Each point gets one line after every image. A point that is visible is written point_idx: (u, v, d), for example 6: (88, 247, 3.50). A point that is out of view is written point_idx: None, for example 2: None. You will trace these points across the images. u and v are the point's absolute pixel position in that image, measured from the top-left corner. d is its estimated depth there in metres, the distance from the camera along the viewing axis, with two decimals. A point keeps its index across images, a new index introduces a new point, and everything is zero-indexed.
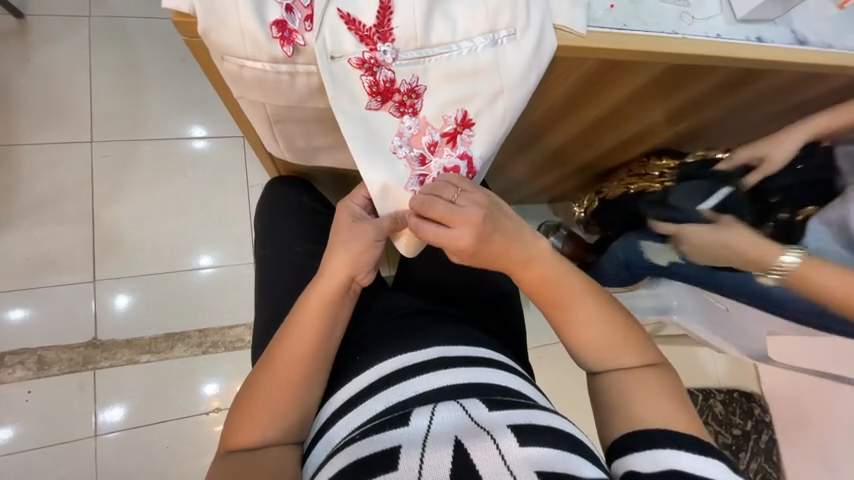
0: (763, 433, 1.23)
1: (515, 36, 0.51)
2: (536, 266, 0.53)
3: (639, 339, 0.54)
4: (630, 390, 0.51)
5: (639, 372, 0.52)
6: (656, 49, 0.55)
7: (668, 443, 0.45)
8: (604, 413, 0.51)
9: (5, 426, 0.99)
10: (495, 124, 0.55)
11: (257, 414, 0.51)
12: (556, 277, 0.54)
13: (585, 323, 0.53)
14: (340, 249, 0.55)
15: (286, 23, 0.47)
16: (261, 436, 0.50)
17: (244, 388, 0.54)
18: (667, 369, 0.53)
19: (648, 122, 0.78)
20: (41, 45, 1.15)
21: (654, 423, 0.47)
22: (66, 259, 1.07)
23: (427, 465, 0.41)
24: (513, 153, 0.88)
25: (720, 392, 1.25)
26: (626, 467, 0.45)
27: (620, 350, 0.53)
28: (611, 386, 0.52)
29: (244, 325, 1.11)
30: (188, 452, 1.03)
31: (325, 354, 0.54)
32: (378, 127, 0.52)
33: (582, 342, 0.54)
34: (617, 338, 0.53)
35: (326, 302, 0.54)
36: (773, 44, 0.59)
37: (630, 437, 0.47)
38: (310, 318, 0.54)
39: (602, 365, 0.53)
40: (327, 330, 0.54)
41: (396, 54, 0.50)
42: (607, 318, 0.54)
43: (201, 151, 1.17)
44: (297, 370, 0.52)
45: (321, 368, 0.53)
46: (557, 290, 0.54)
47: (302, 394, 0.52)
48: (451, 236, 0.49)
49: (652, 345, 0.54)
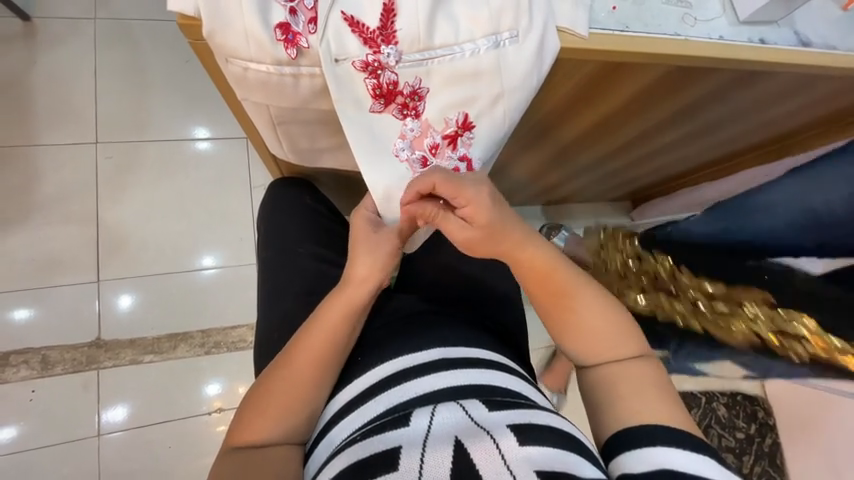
0: (767, 436, 1.21)
1: (518, 38, 0.51)
2: (536, 251, 0.53)
3: (629, 330, 0.54)
4: (622, 385, 0.51)
5: (630, 364, 0.52)
6: (656, 51, 0.55)
7: (659, 441, 0.45)
8: (596, 411, 0.51)
9: (9, 425, 0.99)
10: (496, 125, 0.55)
11: (269, 411, 0.51)
12: (552, 264, 0.54)
13: (581, 311, 0.54)
14: (362, 257, 0.56)
15: (290, 26, 0.47)
16: (266, 434, 0.50)
17: (254, 387, 0.54)
18: (652, 361, 0.53)
19: (652, 122, 0.78)
20: (47, 46, 1.15)
21: (647, 420, 0.47)
22: (70, 259, 1.08)
23: (427, 465, 0.41)
24: (516, 156, 0.88)
25: (723, 396, 1.27)
26: (619, 468, 0.45)
27: (609, 342, 0.53)
28: (601, 381, 0.52)
29: (246, 325, 1.12)
30: (190, 452, 1.03)
31: (340, 357, 0.54)
32: (380, 130, 0.53)
33: (574, 335, 0.54)
34: (609, 326, 0.53)
35: (351, 310, 0.55)
36: (775, 45, 0.59)
37: (623, 437, 0.47)
38: (329, 324, 0.54)
39: (598, 357, 0.53)
40: (345, 335, 0.55)
41: (400, 57, 0.50)
42: (598, 305, 0.54)
43: (205, 152, 1.18)
44: (303, 372, 0.52)
45: (334, 369, 0.54)
46: (555, 278, 0.54)
47: (312, 394, 0.52)
48: (472, 190, 0.48)
49: (641, 337, 0.54)
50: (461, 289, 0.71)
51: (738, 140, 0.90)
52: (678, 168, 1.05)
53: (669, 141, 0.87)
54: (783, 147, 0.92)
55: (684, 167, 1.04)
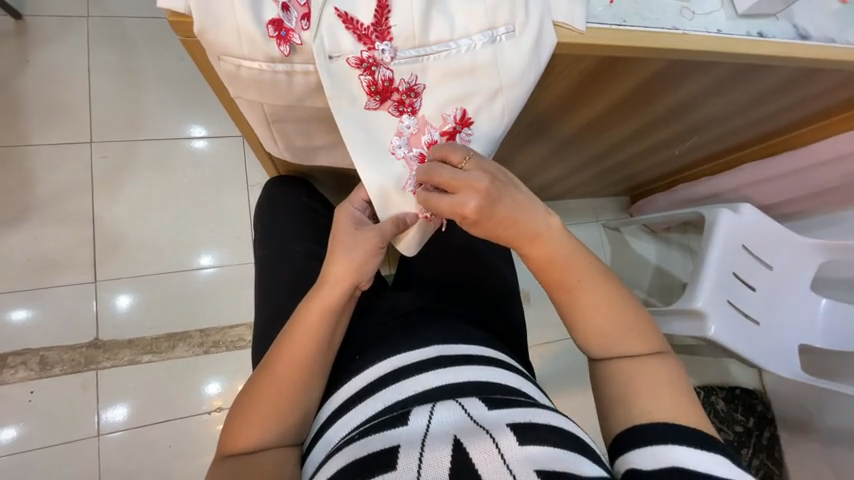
0: (765, 430, 1.25)
1: (515, 32, 0.51)
2: (544, 242, 0.52)
3: (641, 322, 0.53)
4: (638, 380, 0.50)
5: (643, 361, 0.51)
6: (655, 44, 0.54)
7: (667, 439, 0.45)
8: (604, 406, 0.51)
9: (8, 426, 0.99)
10: (493, 122, 0.54)
11: (256, 416, 0.50)
12: (562, 256, 0.52)
13: (592, 304, 0.53)
14: (341, 254, 0.54)
15: (283, 22, 0.46)
16: (260, 438, 0.50)
17: (241, 392, 0.53)
18: (670, 357, 0.52)
19: (653, 115, 0.77)
20: (39, 46, 1.14)
21: (657, 419, 0.47)
22: (66, 259, 1.07)
23: (426, 464, 0.41)
24: (512, 155, 0.88)
25: (720, 390, 1.28)
26: (627, 464, 0.45)
27: (622, 337, 0.52)
28: (615, 376, 0.51)
29: (245, 324, 1.11)
30: (191, 450, 1.03)
31: (323, 357, 0.54)
32: (377, 126, 0.52)
33: (587, 323, 0.53)
34: (618, 318, 0.53)
35: (327, 309, 0.54)
36: (774, 38, 0.59)
37: (628, 436, 0.47)
38: (312, 323, 0.53)
39: (609, 353, 0.52)
40: (327, 333, 0.54)
41: (395, 53, 0.50)
42: (609, 298, 0.53)
43: (201, 151, 1.17)
44: (295, 373, 0.52)
45: (319, 370, 0.53)
46: (564, 269, 0.52)
47: (300, 396, 0.52)
48: (455, 202, 0.47)
49: (659, 334, 0.53)
50: (460, 287, 0.71)
51: (739, 133, 0.89)
52: (678, 163, 1.04)
53: (667, 136, 0.87)
54: (782, 141, 0.91)
55: (683, 162, 1.04)
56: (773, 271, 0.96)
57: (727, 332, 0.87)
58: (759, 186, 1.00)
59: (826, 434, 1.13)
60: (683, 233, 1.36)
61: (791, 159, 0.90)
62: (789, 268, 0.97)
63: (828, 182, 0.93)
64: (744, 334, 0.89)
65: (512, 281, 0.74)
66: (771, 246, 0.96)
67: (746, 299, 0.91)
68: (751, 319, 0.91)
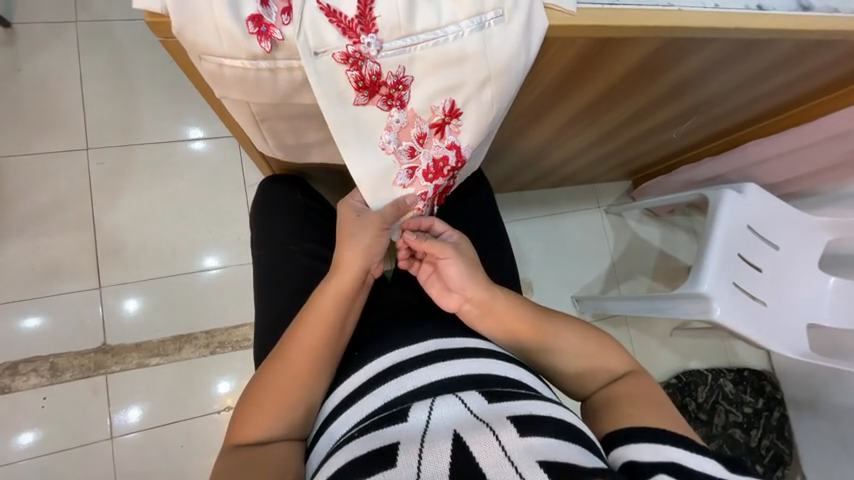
0: (774, 410, 1.23)
1: (503, 17, 0.49)
2: (500, 305, 0.58)
3: (609, 344, 0.58)
4: (630, 400, 0.52)
5: (627, 383, 0.55)
6: (649, 24, 0.53)
7: (685, 444, 0.46)
8: (601, 418, 0.52)
9: (26, 431, 1.00)
10: (484, 109, 0.54)
11: (267, 405, 0.51)
12: (518, 312, 0.58)
13: (567, 348, 0.58)
14: (349, 241, 0.56)
15: (263, 17, 0.44)
16: (271, 426, 0.50)
17: (253, 381, 0.54)
18: (648, 378, 0.56)
19: (650, 96, 0.75)
20: (31, 53, 1.14)
21: (662, 427, 0.48)
22: (70, 265, 1.07)
23: (426, 460, 0.40)
24: (507, 145, 0.86)
25: (729, 372, 1.25)
26: (647, 451, 0.45)
27: (599, 364, 0.57)
28: (607, 400, 0.54)
29: (250, 324, 1.11)
30: (203, 450, 1.04)
31: (334, 343, 0.55)
32: (365, 121, 0.51)
33: (567, 362, 0.57)
34: (586, 351, 0.57)
35: (339, 294, 0.55)
36: (774, 11, 0.57)
37: (650, 433, 0.47)
38: (324, 308, 0.55)
39: (592, 383, 0.57)
40: (340, 317, 0.55)
41: (381, 45, 0.47)
42: (580, 332, 0.59)
43: (199, 153, 1.17)
44: (307, 358, 0.53)
45: (330, 356, 0.54)
46: (527, 325, 0.58)
47: (312, 381, 0.53)
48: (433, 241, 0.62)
49: (630, 356, 0.58)
50: None
51: (741, 110, 0.87)
52: (680, 145, 1.02)
53: (667, 117, 0.85)
54: (785, 118, 0.90)
55: (684, 144, 1.02)
56: (778, 251, 0.94)
57: (736, 313, 0.85)
58: (765, 164, 0.98)
59: (836, 412, 1.12)
60: (687, 215, 1.34)
61: (797, 134, 0.88)
62: (794, 247, 0.95)
63: (833, 158, 0.91)
64: (753, 315, 0.87)
65: (512, 272, 0.73)
66: (774, 227, 0.94)
67: (752, 281, 0.89)
68: (757, 300, 0.89)
